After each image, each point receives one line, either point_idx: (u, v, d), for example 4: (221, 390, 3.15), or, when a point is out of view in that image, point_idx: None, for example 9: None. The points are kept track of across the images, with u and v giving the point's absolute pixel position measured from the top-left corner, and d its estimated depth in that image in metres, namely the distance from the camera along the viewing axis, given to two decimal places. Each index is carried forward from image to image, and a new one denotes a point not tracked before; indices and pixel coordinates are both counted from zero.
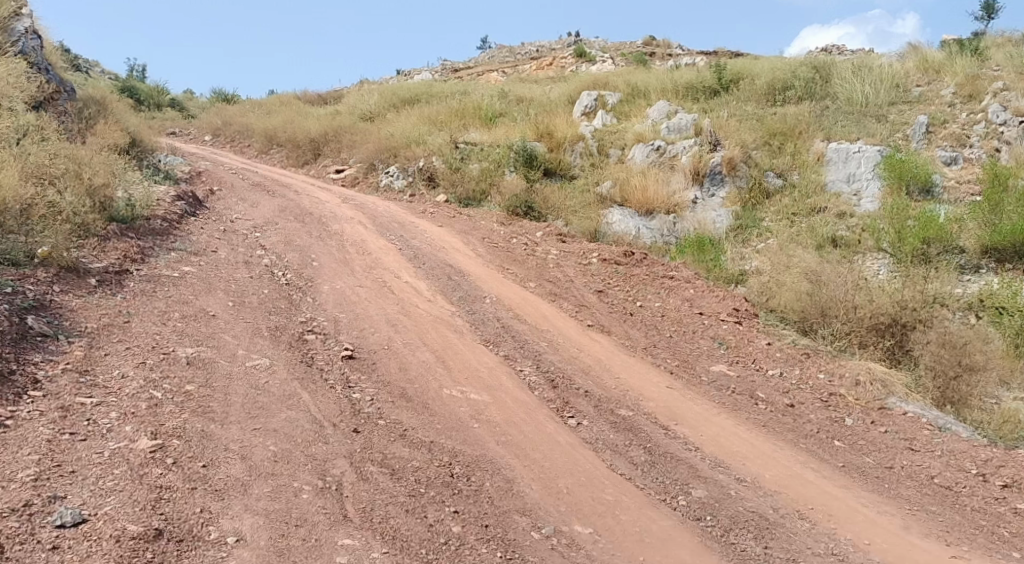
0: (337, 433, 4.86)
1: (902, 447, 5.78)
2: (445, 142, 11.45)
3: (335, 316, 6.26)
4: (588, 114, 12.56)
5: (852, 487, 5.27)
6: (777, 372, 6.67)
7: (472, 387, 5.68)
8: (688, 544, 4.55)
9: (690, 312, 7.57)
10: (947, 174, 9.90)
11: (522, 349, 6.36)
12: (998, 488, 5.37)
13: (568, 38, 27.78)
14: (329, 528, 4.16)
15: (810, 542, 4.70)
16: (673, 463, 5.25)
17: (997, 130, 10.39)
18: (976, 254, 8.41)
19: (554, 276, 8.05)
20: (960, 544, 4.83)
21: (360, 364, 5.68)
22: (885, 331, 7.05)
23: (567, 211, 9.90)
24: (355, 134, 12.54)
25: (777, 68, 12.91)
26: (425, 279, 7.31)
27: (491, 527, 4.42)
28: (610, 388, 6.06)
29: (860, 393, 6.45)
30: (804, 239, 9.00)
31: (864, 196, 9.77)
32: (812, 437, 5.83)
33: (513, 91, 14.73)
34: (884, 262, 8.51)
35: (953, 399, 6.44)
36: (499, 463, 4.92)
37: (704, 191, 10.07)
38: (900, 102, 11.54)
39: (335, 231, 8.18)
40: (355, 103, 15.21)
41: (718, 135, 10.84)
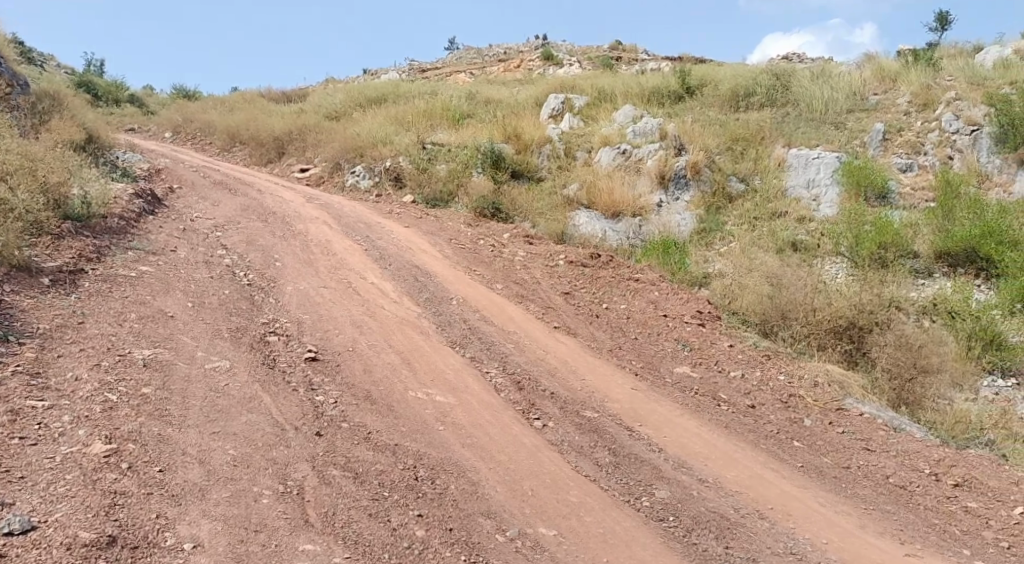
0: (299, 436, 4.86)
1: (859, 448, 5.91)
2: (412, 142, 11.45)
3: (299, 317, 6.24)
4: (555, 116, 12.67)
5: (810, 487, 5.38)
6: (738, 373, 6.78)
7: (438, 389, 5.70)
8: (651, 545, 4.61)
9: (654, 314, 7.65)
10: (902, 181, 10.13)
11: (488, 351, 6.40)
12: (950, 486, 5.50)
13: (535, 41, 27.88)
14: (290, 533, 4.15)
15: (769, 542, 4.78)
16: (637, 464, 5.32)
17: (950, 138, 10.59)
18: (930, 259, 8.59)
19: (521, 277, 8.09)
20: (914, 542, 4.94)
21: (323, 366, 5.67)
22: (842, 333, 7.20)
23: (534, 212, 9.96)
24: (320, 133, 12.48)
25: (739, 74, 13.09)
26: (391, 280, 7.32)
27: (455, 530, 4.44)
28: (575, 389, 6.11)
29: (819, 394, 6.58)
30: (765, 243, 9.15)
31: (823, 201, 9.96)
32: (772, 437, 5.94)
33: (481, 92, 14.77)
34: (842, 265, 8.68)
35: (908, 400, 6.61)
36: (463, 466, 4.94)
37: (669, 195, 10.19)
38: (858, 110, 11.76)
39: (299, 231, 8.14)
40: (320, 102, 15.13)
41: (682, 139, 10.98)
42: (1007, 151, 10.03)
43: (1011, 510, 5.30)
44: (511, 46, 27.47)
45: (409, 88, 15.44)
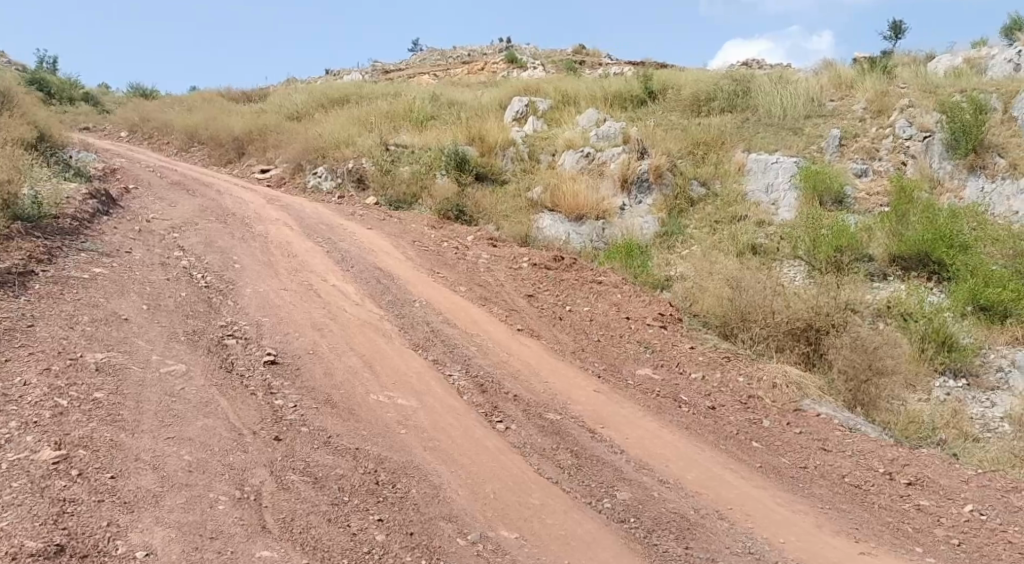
0: (257, 441, 4.80)
1: (816, 448, 5.99)
2: (375, 144, 11.40)
3: (258, 320, 6.17)
4: (518, 119, 12.71)
5: (769, 487, 5.44)
6: (699, 375, 6.84)
7: (400, 392, 5.67)
8: (612, 546, 4.63)
9: (617, 316, 7.69)
10: (858, 186, 10.31)
11: (451, 354, 6.38)
12: (903, 485, 5.61)
13: (499, 44, 27.91)
14: (247, 539, 4.10)
15: (728, 542, 4.83)
16: (598, 466, 5.34)
17: (904, 144, 10.82)
18: (885, 262, 8.76)
19: (484, 280, 8.09)
20: (869, 540, 5.02)
21: (283, 370, 5.61)
22: (800, 335, 7.29)
23: (498, 215, 9.95)
24: (281, 134, 12.36)
25: (701, 79, 13.23)
26: (353, 282, 7.27)
27: (416, 535, 4.42)
28: (539, 392, 6.12)
29: (777, 395, 6.66)
30: (726, 246, 9.25)
31: (782, 205, 10.11)
32: (731, 438, 6.00)
33: (445, 94, 14.75)
34: (800, 269, 8.82)
35: (863, 401, 6.71)
36: (425, 470, 4.92)
37: (632, 199, 10.26)
38: (816, 116, 11.95)
39: (259, 232, 8.05)
40: (281, 102, 14.98)
41: (645, 143, 11.08)
42: (958, 157, 10.26)
43: (962, 507, 5.40)
44: (475, 49, 27.48)
45: (372, 89, 15.37)
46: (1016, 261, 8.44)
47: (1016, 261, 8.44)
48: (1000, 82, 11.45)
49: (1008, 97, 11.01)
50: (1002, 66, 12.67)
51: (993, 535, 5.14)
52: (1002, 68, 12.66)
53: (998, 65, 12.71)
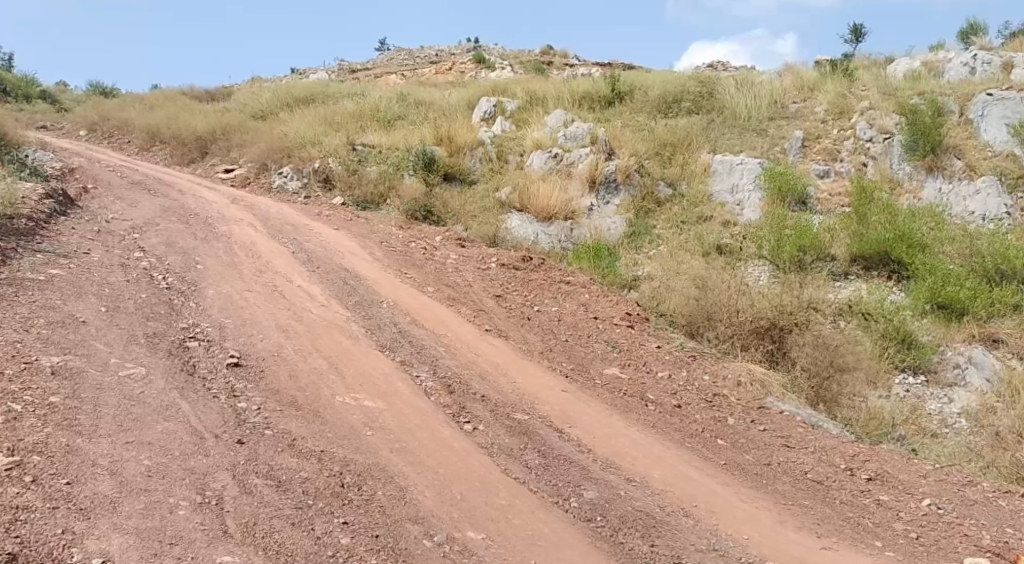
0: (219, 445, 4.76)
1: (779, 444, 6.06)
2: (341, 144, 11.33)
3: (220, 321, 6.11)
4: (486, 119, 12.72)
5: (733, 484, 5.49)
6: (666, 374, 6.88)
7: (365, 394, 5.64)
8: (579, 545, 4.65)
9: (585, 316, 7.71)
10: (820, 187, 10.45)
11: (419, 354, 6.36)
12: (864, 481, 5.68)
13: (467, 44, 27.91)
14: (207, 545, 4.06)
15: (693, 539, 4.87)
16: (566, 466, 5.35)
17: (864, 146, 10.98)
18: (846, 261, 8.88)
19: (452, 280, 8.07)
20: (830, 535, 5.08)
21: (246, 372, 5.55)
22: (764, 333, 7.34)
23: (466, 215, 9.94)
24: (246, 133, 12.23)
25: (667, 80, 13.33)
26: (319, 283, 7.22)
27: (382, 537, 4.40)
28: (506, 392, 6.12)
29: (741, 393, 6.72)
30: (692, 247, 9.33)
31: (746, 205, 10.22)
32: (697, 436, 6.05)
33: (413, 93, 14.70)
34: (764, 268, 8.90)
35: (825, 397, 6.80)
36: (391, 471, 4.90)
37: (599, 199, 10.32)
38: (779, 118, 12.09)
39: (222, 233, 7.97)
40: (245, 101, 14.83)
41: (612, 144, 11.14)
42: (916, 159, 10.45)
43: (920, 501, 5.49)
44: (443, 48, 27.45)
45: (339, 89, 15.28)
46: (972, 260, 8.60)
47: (973, 259, 8.60)
48: (956, 84, 11.67)
49: (964, 100, 11.23)
50: (958, 69, 12.93)
51: (949, 528, 5.23)
52: (958, 71, 12.92)
53: (954, 68, 12.97)
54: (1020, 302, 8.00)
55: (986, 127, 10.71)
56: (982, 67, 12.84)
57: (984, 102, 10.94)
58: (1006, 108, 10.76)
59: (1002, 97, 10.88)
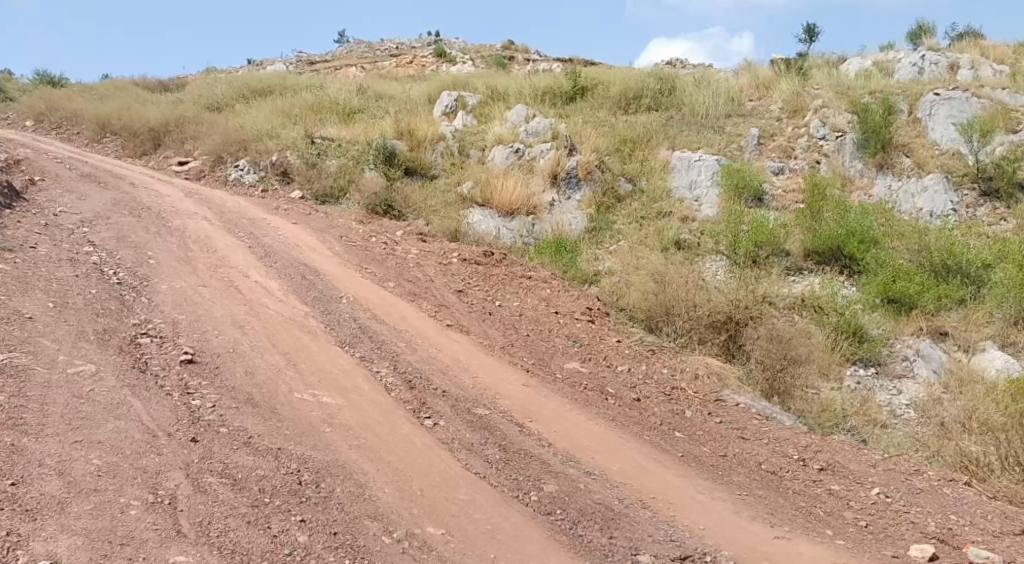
0: (172, 443, 4.70)
1: (734, 436, 6.15)
2: (300, 137, 11.21)
3: (173, 318, 6.03)
4: (447, 113, 12.69)
5: (690, 476, 5.55)
6: (625, 368, 6.95)
7: (324, 390, 5.60)
8: (538, 539, 4.67)
9: (546, 311, 7.74)
10: (775, 183, 10.62)
11: (379, 350, 6.34)
12: (815, 471, 5.79)
13: (427, 37, 27.78)
14: (160, 545, 4.01)
15: (651, 530, 4.92)
16: (526, 460, 5.37)
17: (818, 144, 11.16)
18: (800, 257, 9.04)
19: (413, 276, 8.04)
20: (783, 525, 5.15)
21: (200, 369, 5.49)
22: (721, 327, 7.43)
23: (427, 210, 9.92)
24: (200, 125, 12.02)
25: (627, 76, 13.41)
26: (276, 278, 7.15)
27: (340, 534, 4.38)
28: (467, 388, 6.13)
29: (699, 386, 6.81)
30: (651, 242, 9.42)
31: (704, 201, 10.35)
32: (655, 429, 6.11)
33: (372, 87, 14.60)
34: (721, 263, 9.01)
35: (779, 390, 6.88)
36: (349, 468, 4.88)
37: (561, 194, 10.39)
38: (735, 115, 12.26)
39: (175, 227, 7.85)
40: (200, 92, 14.60)
41: (573, 140, 11.20)
42: (868, 156, 10.68)
43: (869, 490, 5.61)
44: (403, 42, 27.29)
45: (297, 81, 15.12)
46: (921, 256, 8.80)
47: (922, 254, 8.81)
48: (906, 85, 12.04)
49: (914, 100, 11.58)
50: (908, 69, 13.23)
51: (896, 516, 5.34)
52: (908, 71, 13.20)
53: (904, 67, 13.26)
54: (965, 296, 8.24)
55: (934, 125, 11.10)
56: (930, 67, 13.18)
57: (931, 102, 11.33)
58: (952, 108, 11.18)
59: (948, 98, 11.30)
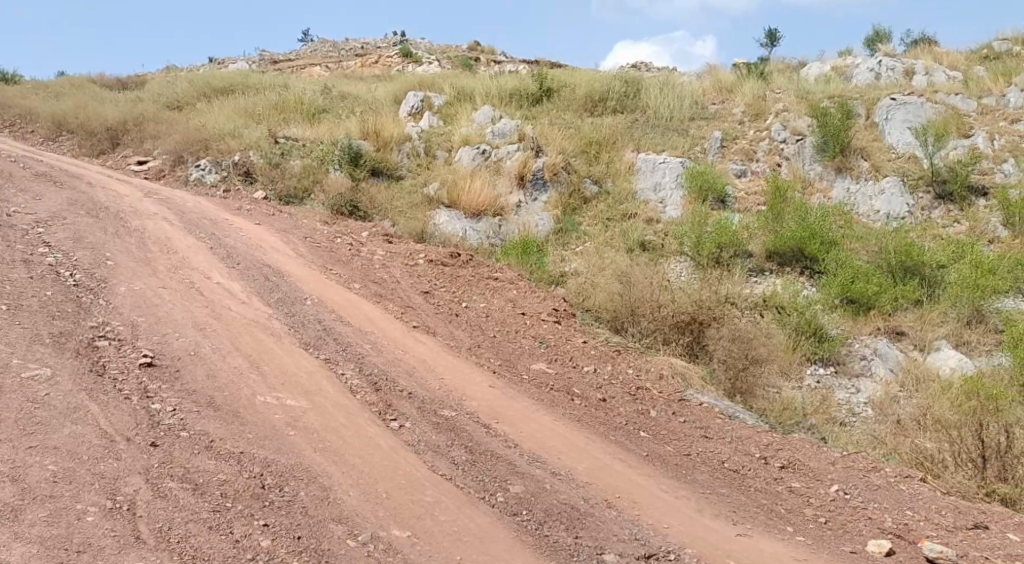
0: (131, 448, 4.64)
1: (698, 435, 6.21)
2: (263, 137, 11.09)
3: (132, 320, 5.95)
4: (414, 114, 12.67)
5: (655, 475, 5.59)
6: (591, 368, 6.98)
7: (288, 393, 5.56)
8: (504, 540, 4.67)
9: (513, 312, 7.76)
10: (738, 186, 10.76)
11: (344, 352, 6.31)
12: (776, 469, 5.87)
13: (392, 37, 27.68)
14: (118, 551, 3.95)
15: (616, 529, 4.94)
16: (493, 461, 5.38)
17: (779, 147, 11.32)
18: (762, 258, 9.16)
19: (379, 277, 8.01)
20: (745, 522, 5.20)
21: (160, 372, 5.42)
22: (685, 328, 7.51)
23: (393, 211, 9.90)
24: (160, 124, 11.84)
25: (593, 78, 13.47)
26: (239, 280, 7.09)
27: (303, 538, 4.35)
28: (434, 389, 6.12)
29: (663, 386, 6.86)
30: (617, 243, 9.49)
31: (669, 203, 10.45)
32: (621, 429, 6.15)
33: (337, 86, 14.51)
34: (685, 264, 9.10)
35: (742, 389, 6.97)
36: (314, 471, 4.85)
37: (527, 195, 10.42)
38: (699, 119, 12.40)
39: (134, 228, 7.74)
40: (160, 90, 14.40)
41: (540, 142, 11.23)
42: (827, 159, 10.84)
43: (828, 487, 5.69)
44: (368, 41, 27.16)
45: (260, 80, 14.97)
46: (879, 257, 8.97)
47: (880, 256, 8.98)
48: (863, 90, 12.27)
49: (871, 104, 11.79)
50: (865, 74, 13.46)
51: (855, 512, 5.42)
52: (865, 76, 13.43)
53: (861, 72, 13.49)
54: (921, 297, 8.42)
55: (891, 129, 11.31)
56: (887, 73, 13.42)
57: (888, 106, 11.56)
58: (908, 112, 11.43)
59: (903, 103, 11.54)
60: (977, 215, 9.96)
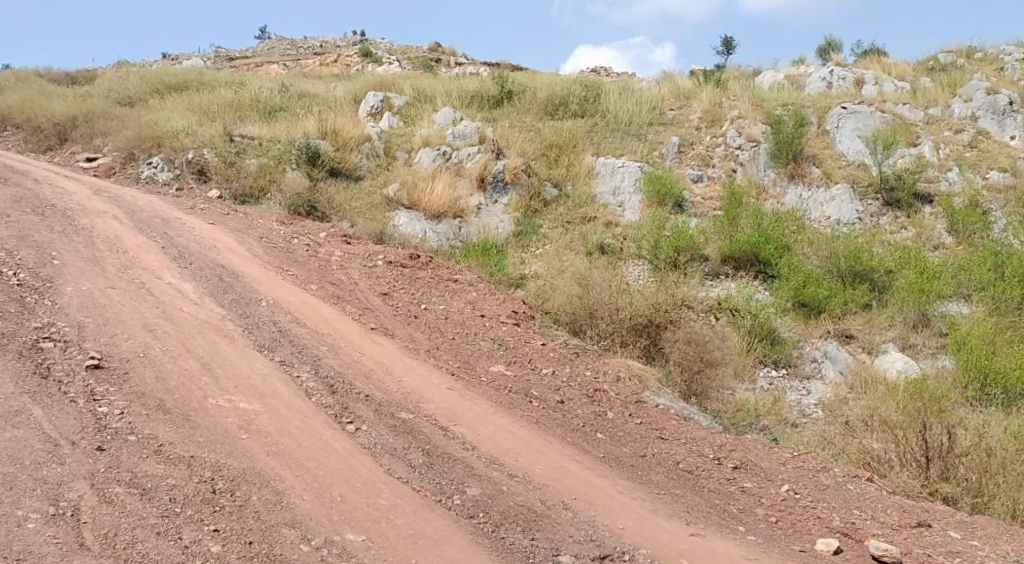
0: (76, 452, 4.55)
1: (654, 437, 6.25)
2: (218, 135, 10.93)
3: (79, 321, 5.83)
4: (373, 114, 12.61)
5: (610, 476, 5.62)
6: (550, 370, 6.99)
7: (241, 396, 5.48)
8: (459, 542, 4.65)
9: (472, 314, 7.74)
10: (694, 191, 10.88)
11: (299, 354, 6.23)
12: (729, 469, 5.93)
13: (353, 37, 27.49)
14: (61, 559, 3.87)
15: (572, 530, 4.94)
16: (449, 464, 5.36)
17: (734, 152, 11.47)
18: (718, 262, 9.27)
19: (337, 278, 7.94)
20: (698, 522, 5.24)
21: (108, 375, 5.32)
22: (642, 330, 7.56)
23: (351, 211, 9.82)
24: (111, 120, 11.62)
25: (553, 82, 13.52)
26: (192, 280, 6.97)
27: (255, 544, 4.28)
28: (391, 392, 6.08)
29: (621, 388, 6.88)
30: (576, 246, 9.53)
31: (627, 207, 10.54)
32: (578, 431, 6.16)
33: (296, 85, 14.37)
34: (643, 267, 9.17)
35: (696, 391, 7.04)
36: (267, 476, 4.78)
37: (488, 198, 10.43)
38: (657, 124, 12.54)
39: (82, 226, 7.58)
40: (112, 86, 14.11)
41: (500, 144, 11.25)
42: (781, 166, 11.01)
43: (779, 487, 5.76)
44: (328, 41, 26.91)
45: (215, 77, 14.78)
46: (830, 261, 9.15)
47: (830, 260, 9.16)
48: (816, 99, 12.50)
49: (823, 112, 12.01)
50: (818, 84, 13.70)
51: (805, 512, 5.49)
52: (817, 85, 13.67)
53: (814, 82, 13.74)
54: (870, 301, 8.60)
55: (841, 137, 11.52)
56: (838, 82, 13.68)
57: (839, 115, 11.78)
58: (858, 121, 11.65)
59: (853, 111, 11.75)
60: (923, 222, 10.20)
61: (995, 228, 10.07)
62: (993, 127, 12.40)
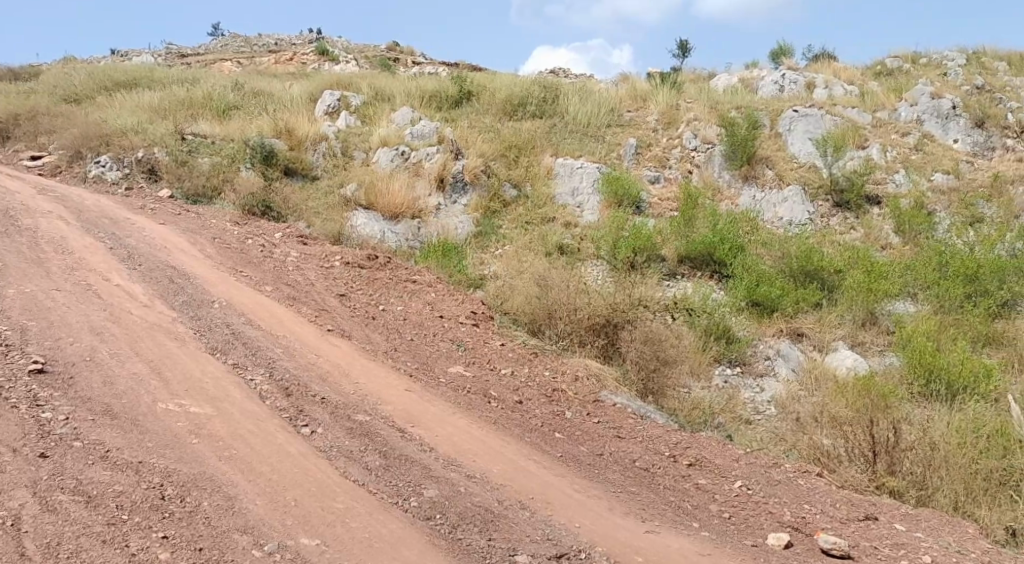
0: (17, 460, 4.42)
1: (611, 436, 6.26)
2: (169, 133, 10.73)
3: (22, 325, 5.69)
4: (330, 113, 12.50)
5: (568, 475, 5.61)
6: (508, 371, 6.96)
7: (192, 400, 5.37)
8: (416, 544, 4.61)
9: (430, 315, 7.70)
10: (651, 192, 10.94)
11: (253, 357, 6.13)
12: (685, 466, 5.96)
13: (309, 35, 27.21)
14: None
15: (529, 530, 4.93)
16: (406, 465, 5.31)
17: (691, 154, 11.62)
18: (674, 262, 9.34)
19: (293, 279, 7.83)
20: (654, 519, 5.26)
21: (52, 379, 5.18)
22: (599, 330, 7.57)
23: (308, 212, 9.70)
24: (56, 116, 11.32)
25: (511, 82, 13.52)
26: (141, 282, 6.82)
27: (206, 550, 4.19)
28: (347, 393, 6.00)
29: (578, 387, 6.88)
30: (535, 246, 9.51)
31: (586, 208, 10.58)
32: (536, 431, 6.14)
33: (250, 83, 14.16)
34: (600, 267, 9.20)
35: (653, 390, 7.08)
36: (219, 480, 4.69)
37: (446, 198, 10.38)
38: (615, 125, 12.60)
39: (26, 227, 7.39)
40: (58, 82, 13.78)
41: (458, 144, 11.21)
42: (735, 167, 11.12)
43: (733, 484, 5.81)
44: (284, 39, 26.62)
45: (166, 75, 14.49)
46: (783, 261, 9.26)
47: (783, 260, 9.28)
48: (769, 101, 12.68)
49: (775, 115, 12.17)
50: (770, 87, 13.88)
51: (758, 507, 5.54)
52: (770, 88, 13.86)
53: (766, 85, 13.93)
54: (822, 300, 8.73)
55: (793, 140, 11.69)
56: (790, 85, 13.83)
57: (791, 117, 11.94)
58: (809, 123, 11.84)
59: (805, 114, 11.94)
60: (872, 223, 10.36)
61: (940, 229, 10.28)
62: (937, 130, 12.70)
